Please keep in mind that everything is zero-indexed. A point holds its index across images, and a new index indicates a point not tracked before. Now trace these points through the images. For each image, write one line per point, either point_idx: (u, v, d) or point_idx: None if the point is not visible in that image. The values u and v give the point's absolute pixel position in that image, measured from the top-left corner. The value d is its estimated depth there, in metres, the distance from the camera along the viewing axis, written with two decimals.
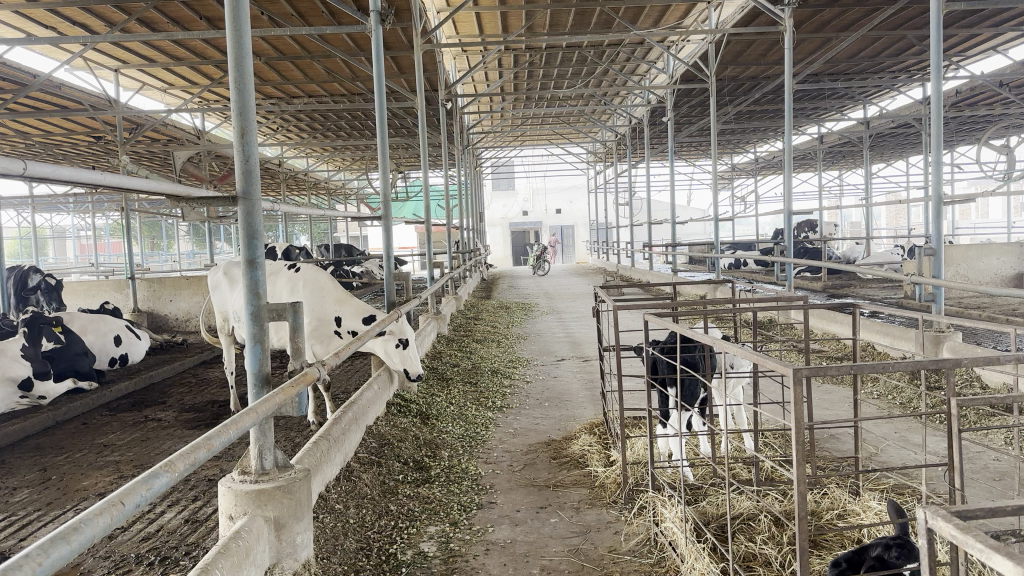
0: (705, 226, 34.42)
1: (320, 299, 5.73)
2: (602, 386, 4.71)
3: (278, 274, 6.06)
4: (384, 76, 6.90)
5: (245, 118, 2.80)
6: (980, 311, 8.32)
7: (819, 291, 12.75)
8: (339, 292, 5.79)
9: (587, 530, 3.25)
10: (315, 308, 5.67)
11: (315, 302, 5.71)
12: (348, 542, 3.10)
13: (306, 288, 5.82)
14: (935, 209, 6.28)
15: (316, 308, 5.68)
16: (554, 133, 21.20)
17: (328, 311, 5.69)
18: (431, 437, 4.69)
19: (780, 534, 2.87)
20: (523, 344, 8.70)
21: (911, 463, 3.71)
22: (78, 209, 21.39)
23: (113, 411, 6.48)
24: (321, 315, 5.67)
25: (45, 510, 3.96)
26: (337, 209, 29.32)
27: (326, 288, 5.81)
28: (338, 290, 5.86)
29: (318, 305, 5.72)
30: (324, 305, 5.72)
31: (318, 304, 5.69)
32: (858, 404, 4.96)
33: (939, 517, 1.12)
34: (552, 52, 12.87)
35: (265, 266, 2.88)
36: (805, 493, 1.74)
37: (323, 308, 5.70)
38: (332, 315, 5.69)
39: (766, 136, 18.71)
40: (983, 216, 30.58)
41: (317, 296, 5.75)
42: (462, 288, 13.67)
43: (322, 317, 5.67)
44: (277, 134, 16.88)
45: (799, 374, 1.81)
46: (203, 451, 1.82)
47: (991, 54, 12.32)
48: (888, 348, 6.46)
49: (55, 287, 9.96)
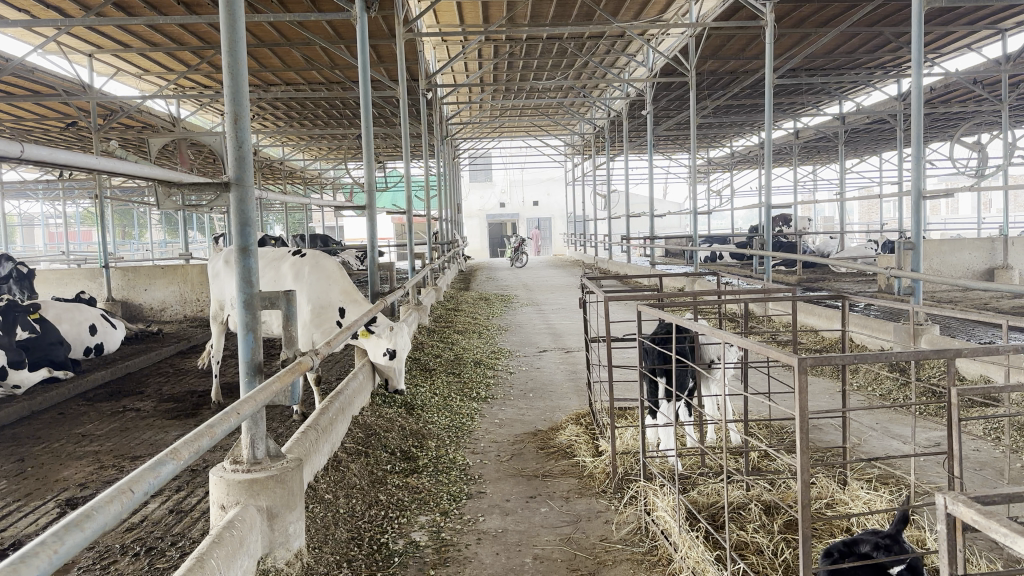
0: (681, 219, 34.71)
1: (325, 290, 5.77)
2: (589, 377, 4.72)
3: (283, 262, 6.08)
4: (369, 63, 6.78)
5: (239, 104, 2.77)
6: (954, 305, 8.49)
7: (795, 283, 12.91)
8: (348, 286, 5.83)
9: (578, 519, 3.27)
10: (321, 298, 5.69)
11: (321, 293, 5.74)
12: (339, 531, 3.09)
13: (313, 276, 5.86)
14: (914, 205, 6.33)
15: (321, 296, 5.72)
16: (532, 125, 21.23)
17: (332, 302, 5.72)
18: (417, 427, 4.69)
19: (771, 523, 2.90)
20: (505, 335, 8.72)
21: (896, 454, 3.79)
22: (48, 196, 21.05)
23: (90, 401, 6.39)
24: (324, 305, 5.70)
25: (25, 501, 3.91)
26: (313, 199, 29.12)
27: (335, 281, 5.86)
28: (346, 284, 5.91)
29: (323, 293, 5.76)
30: (330, 296, 5.75)
31: (323, 294, 5.72)
32: (840, 395, 5.05)
33: (960, 502, 1.15)
34: (533, 44, 12.86)
35: (258, 255, 2.85)
36: (809, 482, 1.78)
37: (329, 299, 5.73)
38: (335, 306, 5.72)
39: (743, 131, 18.91)
40: (954, 212, 31.07)
41: (324, 286, 5.79)
42: (442, 279, 13.64)
43: (324, 307, 5.70)
44: (254, 122, 16.70)
45: (804, 364, 1.82)
46: (206, 439, 1.79)
47: (965, 52, 12.51)
48: (867, 339, 6.55)
49: (28, 275, 9.78)
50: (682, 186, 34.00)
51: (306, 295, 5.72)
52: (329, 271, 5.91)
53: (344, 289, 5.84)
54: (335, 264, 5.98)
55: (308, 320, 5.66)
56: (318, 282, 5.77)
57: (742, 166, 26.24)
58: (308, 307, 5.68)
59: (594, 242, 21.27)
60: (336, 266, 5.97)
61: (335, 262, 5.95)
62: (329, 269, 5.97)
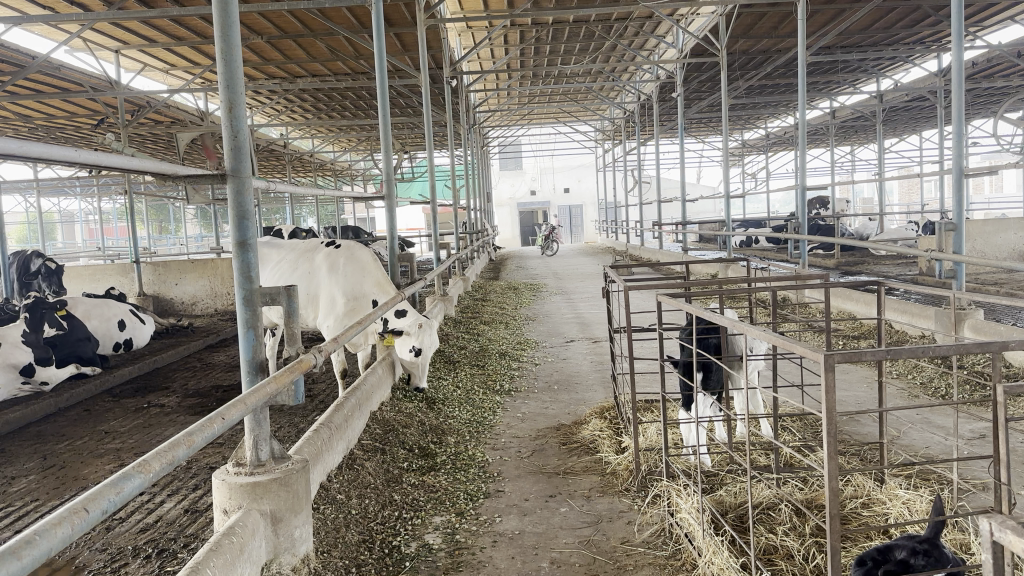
0: (715, 204, 34.26)
1: (359, 281, 5.67)
2: (613, 369, 4.54)
3: (317, 256, 6.01)
4: (385, 51, 6.61)
5: (233, 91, 2.65)
6: (998, 288, 8.16)
7: (833, 267, 12.59)
8: (381, 276, 5.73)
9: (599, 520, 3.12)
10: (354, 289, 5.62)
11: (355, 284, 5.66)
12: (350, 534, 2.98)
13: (347, 268, 5.78)
14: (954, 185, 5.96)
15: (354, 287, 5.65)
16: (562, 110, 21.02)
17: (365, 293, 5.63)
18: (437, 422, 4.57)
19: (803, 525, 2.73)
20: (533, 325, 8.59)
21: (938, 450, 3.60)
22: (83, 193, 21.33)
23: (116, 396, 6.38)
24: (358, 297, 5.62)
25: (43, 501, 3.85)
26: (343, 190, 29.21)
27: (368, 271, 5.76)
28: (381, 275, 5.81)
29: (356, 284, 5.68)
30: (364, 287, 5.66)
31: (357, 285, 5.64)
32: (877, 386, 4.85)
33: (1008, 530, 1.07)
34: (559, 28, 12.67)
35: (258, 248, 2.73)
36: (838, 490, 1.61)
37: (362, 290, 5.64)
38: (369, 298, 5.63)
39: (777, 111, 18.47)
40: (998, 190, 30.14)
41: (357, 278, 5.71)
42: (470, 269, 13.55)
43: (358, 298, 5.61)
44: (281, 115, 16.74)
45: (831, 360, 1.62)
46: (181, 449, 1.69)
47: (1009, 24, 11.99)
48: (907, 326, 6.29)
49: (56, 271, 9.99)
50: (716, 169, 33.60)
51: (339, 287, 5.64)
52: (363, 262, 5.80)
53: (377, 280, 5.74)
54: (369, 254, 5.89)
55: (343, 313, 5.58)
56: (352, 272, 5.70)
57: (776, 148, 25.81)
58: (341, 299, 5.60)
59: (625, 228, 21.05)
60: (369, 256, 5.88)
61: (368, 253, 5.86)
62: (363, 259, 5.91)
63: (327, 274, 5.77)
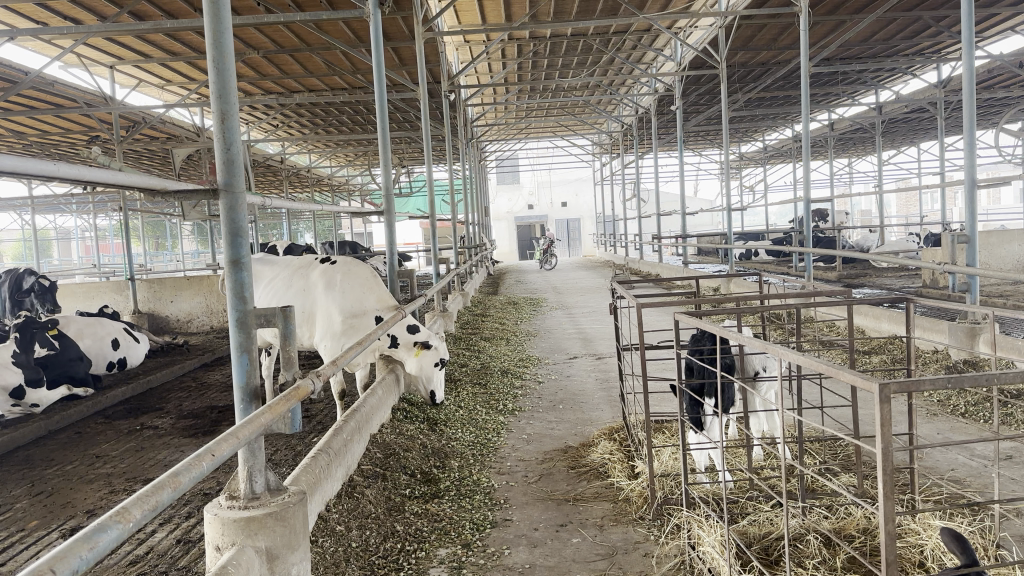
0: (713, 217, 34.24)
1: (357, 298, 5.53)
2: (622, 388, 4.38)
3: (314, 272, 5.86)
4: (383, 62, 6.44)
5: (226, 102, 2.50)
6: (1006, 300, 8.03)
7: (835, 280, 12.47)
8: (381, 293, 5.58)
9: (614, 553, 2.95)
10: (353, 306, 5.46)
11: (354, 301, 5.51)
12: (351, 568, 2.82)
13: (345, 285, 5.64)
14: (967, 196, 5.82)
15: (353, 303, 5.51)
16: (560, 124, 20.95)
17: (365, 310, 5.48)
18: (438, 445, 4.40)
19: (833, 559, 2.57)
20: (535, 340, 8.44)
21: (966, 473, 3.46)
22: (79, 209, 21.16)
23: (109, 418, 6.20)
24: (355, 314, 5.46)
25: (29, 530, 3.67)
26: (340, 205, 29.11)
27: (368, 289, 5.62)
28: (381, 291, 5.66)
29: (355, 301, 5.53)
30: (364, 304, 5.51)
31: (356, 303, 5.49)
32: (895, 404, 4.69)
33: None
34: (556, 42, 12.60)
35: (252, 267, 2.57)
36: (894, 533, 1.44)
37: (361, 307, 5.48)
38: (368, 315, 5.47)
39: (775, 124, 18.42)
40: (998, 202, 30.11)
41: (356, 295, 5.57)
42: (470, 284, 13.39)
43: (357, 315, 5.46)
44: (278, 130, 16.67)
45: (887, 391, 1.45)
46: (167, 491, 1.53)
47: (1008, 35, 11.94)
48: (921, 340, 6.20)
49: (50, 288, 9.78)
50: (713, 182, 33.61)
51: (336, 304, 5.48)
52: (363, 278, 5.66)
53: (378, 296, 5.59)
54: (368, 270, 5.74)
55: (341, 331, 5.43)
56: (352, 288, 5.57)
57: (775, 161, 25.78)
58: (339, 316, 5.45)
59: (623, 241, 20.91)
60: (368, 272, 5.72)
61: (368, 268, 5.71)
62: (361, 275, 5.76)
63: (325, 290, 5.61)
